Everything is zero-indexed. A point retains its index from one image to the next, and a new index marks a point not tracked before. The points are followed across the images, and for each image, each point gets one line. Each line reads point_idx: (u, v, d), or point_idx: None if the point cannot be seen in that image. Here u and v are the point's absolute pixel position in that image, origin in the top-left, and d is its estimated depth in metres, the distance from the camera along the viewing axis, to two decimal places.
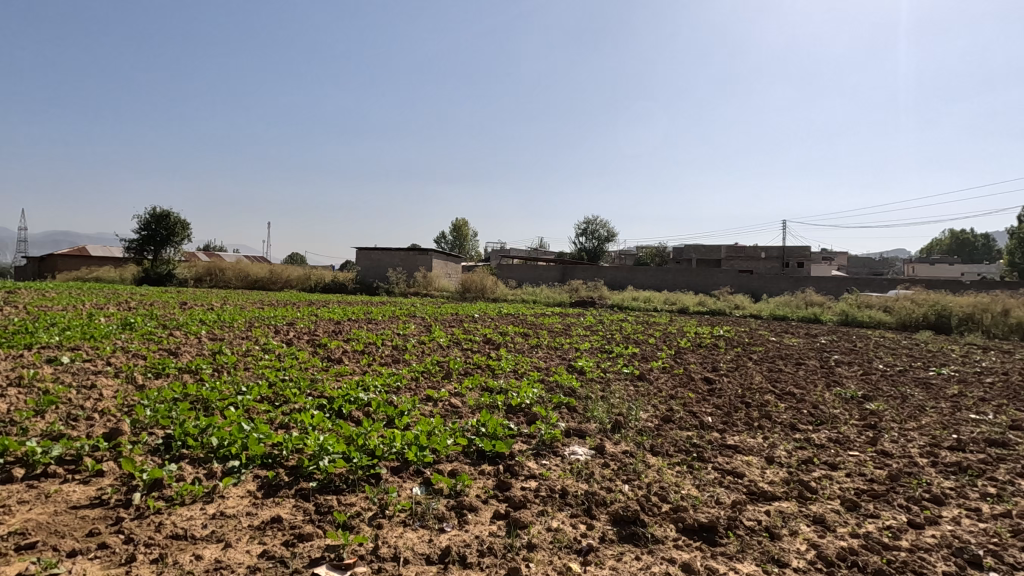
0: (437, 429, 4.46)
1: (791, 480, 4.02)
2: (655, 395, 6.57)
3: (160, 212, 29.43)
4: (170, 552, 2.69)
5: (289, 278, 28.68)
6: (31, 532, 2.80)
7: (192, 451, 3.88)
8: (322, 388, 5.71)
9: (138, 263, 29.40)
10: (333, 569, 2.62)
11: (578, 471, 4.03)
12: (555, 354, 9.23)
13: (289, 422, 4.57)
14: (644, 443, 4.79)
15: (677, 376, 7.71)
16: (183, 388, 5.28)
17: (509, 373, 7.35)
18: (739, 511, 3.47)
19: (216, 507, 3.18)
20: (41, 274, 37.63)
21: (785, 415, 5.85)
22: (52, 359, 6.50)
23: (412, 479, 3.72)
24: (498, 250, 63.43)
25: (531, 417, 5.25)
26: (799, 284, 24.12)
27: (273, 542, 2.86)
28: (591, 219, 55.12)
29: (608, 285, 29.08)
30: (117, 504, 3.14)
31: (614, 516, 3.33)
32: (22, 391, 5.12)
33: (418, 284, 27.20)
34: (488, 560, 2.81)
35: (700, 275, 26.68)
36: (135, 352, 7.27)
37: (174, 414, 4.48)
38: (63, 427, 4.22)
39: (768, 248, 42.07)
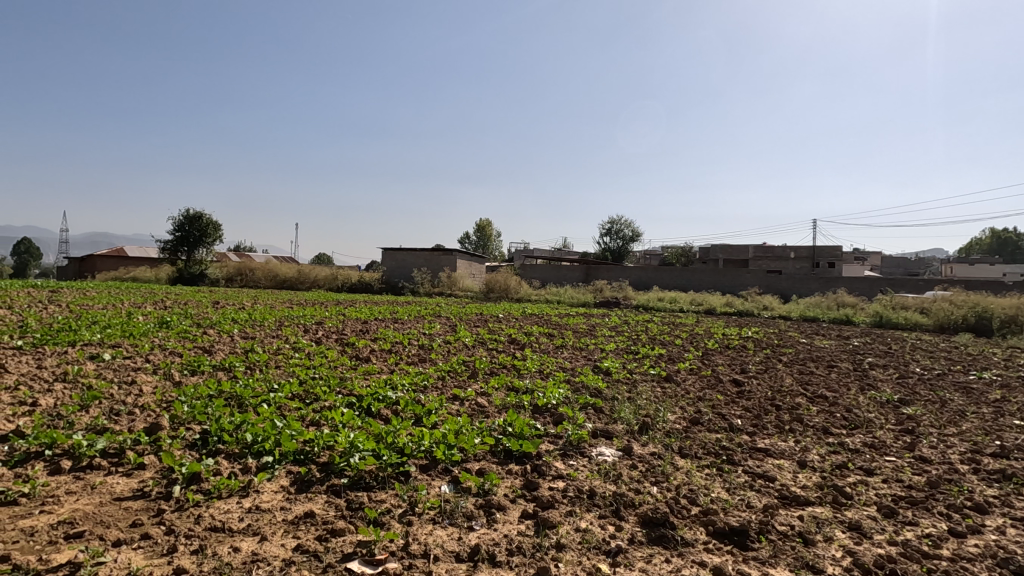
0: (465, 428, 4.49)
1: (825, 485, 3.94)
2: (682, 396, 6.50)
3: (194, 214, 30.05)
4: (209, 544, 2.78)
5: (317, 278, 29.18)
6: (79, 522, 2.91)
7: (228, 446, 3.99)
8: (351, 387, 5.80)
9: (172, 264, 30.21)
10: (365, 565, 2.66)
11: (606, 473, 4.02)
12: (580, 354, 9.20)
13: (320, 419, 4.67)
14: (672, 444, 4.75)
15: (705, 378, 7.62)
16: (218, 385, 5.44)
17: (535, 373, 7.36)
18: (772, 515, 3.41)
19: (252, 501, 3.26)
20: (81, 274, 38.98)
21: (818, 418, 5.72)
22: (94, 356, 6.74)
23: (440, 478, 3.76)
24: (523, 250, 63.34)
25: (558, 417, 5.25)
26: (830, 284, 23.53)
27: (306, 536, 2.92)
28: (617, 219, 54.73)
29: (634, 285, 28.85)
30: (158, 496, 3.25)
31: (643, 518, 3.32)
32: (68, 386, 5.35)
33: (443, 284, 27.42)
34: (517, 559, 2.82)
35: (727, 275, 26.28)
36: (172, 350, 7.51)
37: (210, 410, 4.62)
38: (107, 421, 4.39)
39: (798, 248, 41.14)
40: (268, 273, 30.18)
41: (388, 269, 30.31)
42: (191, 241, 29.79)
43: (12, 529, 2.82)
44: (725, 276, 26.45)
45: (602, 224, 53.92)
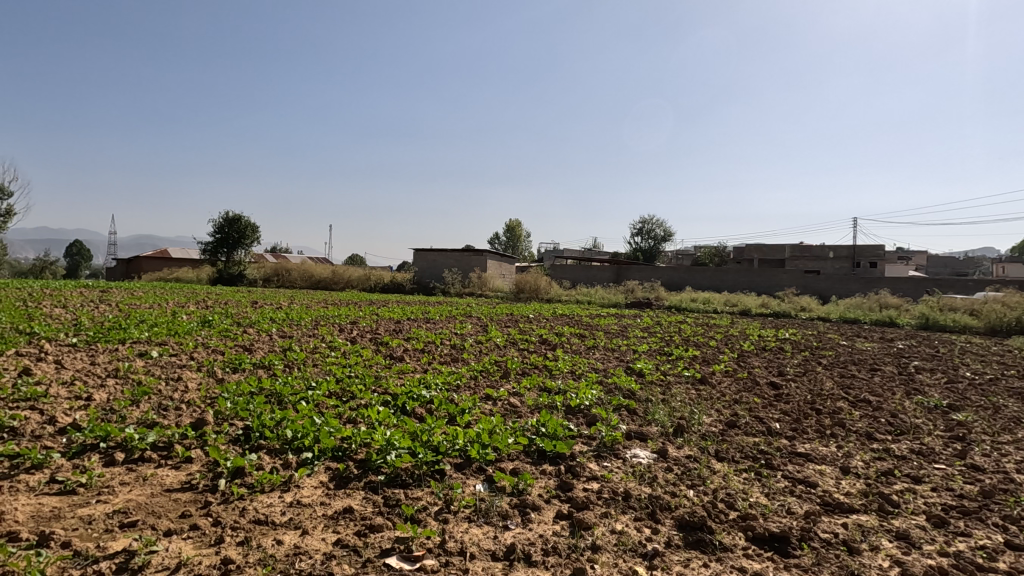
0: (498, 428, 4.52)
1: (870, 492, 3.81)
2: (717, 399, 6.38)
3: (233, 216, 30.92)
4: (253, 536, 2.86)
5: (351, 278, 29.71)
6: (132, 512, 3.05)
7: (269, 442, 4.11)
8: (386, 385, 5.92)
9: (213, 264, 31.24)
10: (403, 561, 2.71)
11: (640, 475, 3.98)
12: (613, 355, 9.14)
13: (356, 416, 4.76)
14: (709, 447, 4.67)
15: (741, 380, 7.46)
16: (258, 382, 5.62)
17: (567, 374, 7.35)
18: (814, 522, 3.33)
19: (293, 496, 3.35)
20: (128, 274, 40.73)
21: (861, 423, 5.54)
22: (142, 353, 7.04)
23: (475, 476, 3.78)
24: (553, 250, 63.31)
25: (591, 418, 5.23)
26: (872, 285, 22.73)
27: (346, 531, 2.98)
28: (648, 218, 54.07)
29: (666, 285, 28.45)
30: (205, 489, 3.38)
31: (680, 522, 3.27)
32: (119, 382, 5.61)
33: (473, 284, 27.58)
34: (552, 559, 2.82)
35: (763, 275, 25.67)
36: (214, 348, 7.78)
37: (252, 406, 4.77)
38: (156, 416, 4.58)
39: (837, 248, 39.86)
40: (305, 274, 30.94)
41: (419, 269, 30.69)
42: (231, 243, 30.70)
43: (72, 517, 2.96)
44: (761, 276, 25.85)
45: (633, 224, 53.46)
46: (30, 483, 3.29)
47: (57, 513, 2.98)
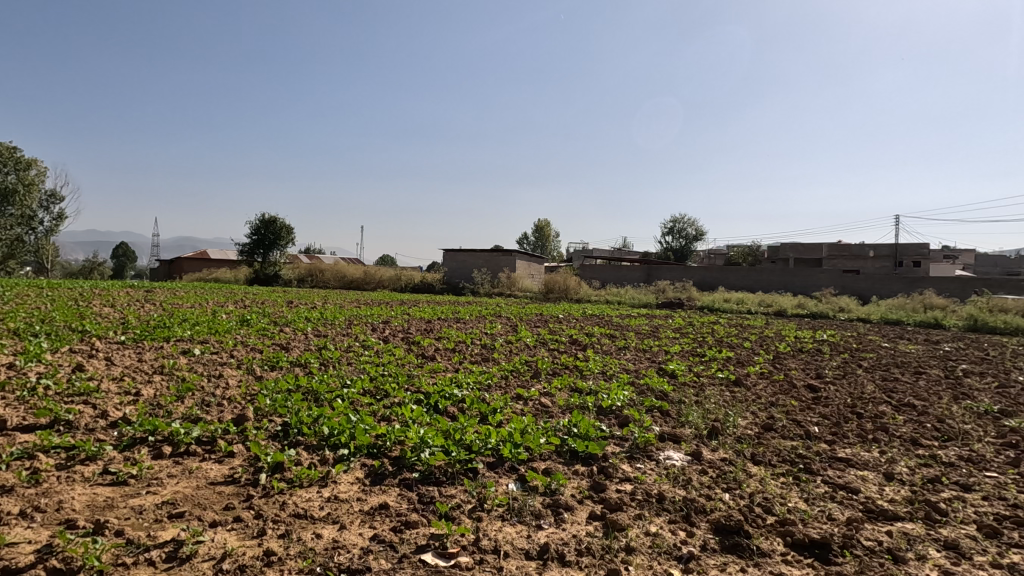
0: (530, 427, 4.54)
1: (916, 499, 3.67)
2: (752, 401, 6.25)
3: (268, 219, 31.58)
4: (294, 529, 2.94)
5: (382, 278, 30.14)
6: (179, 503, 3.17)
7: (307, 438, 4.21)
8: (418, 384, 6.00)
9: (250, 265, 32.14)
10: (438, 557, 2.75)
11: (674, 477, 3.93)
12: (644, 356, 9.04)
13: (390, 415, 4.83)
14: (744, 450, 4.58)
15: (777, 382, 7.28)
16: (296, 380, 5.77)
17: (598, 374, 7.31)
18: (856, 529, 3.23)
19: (331, 491, 3.43)
20: (171, 275, 42.26)
21: (905, 428, 5.34)
22: (186, 351, 7.31)
23: (507, 476, 3.80)
24: (582, 250, 62.95)
25: (623, 419, 5.19)
26: (915, 285, 21.86)
27: (382, 526, 3.04)
28: (679, 217, 53.27)
29: (697, 285, 27.99)
30: (247, 482, 3.49)
31: (716, 525, 3.22)
32: (165, 378, 5.84)
33: (502, 284, 27.65)
34: (586, 560, 2.82)
35: (799, 275, 24.98)
36: (253, 346, 8.02)
37: (290, 404, 4.91)
38: (200, 411, 4.75)
39: (878, 247, 38.49)
40: (338, 274, 31.55)
41: (449, 270, 30.96)
42: (267, 244, 31.46)
43: (124, 506, 3.10)
44: (797, 276, 25.15)
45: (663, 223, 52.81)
46: (86, 474, 3.45)
47: (110, 503, 3.13)
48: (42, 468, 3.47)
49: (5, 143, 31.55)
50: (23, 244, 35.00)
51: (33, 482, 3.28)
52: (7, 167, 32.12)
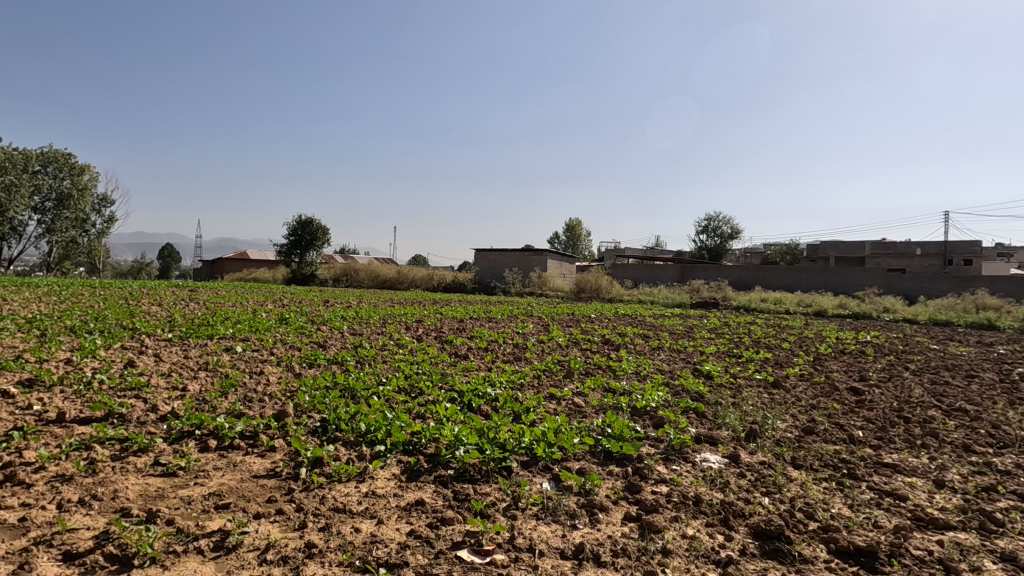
0: (564, 427, 4.53)
1: (970, 508, 3.51)
2: (792, 404, 6.09)
3: (304, 220, 32.31)
4: (333, 523, 3.02)
5: (414, 278, 30.52)
6: (225, 494, 3.29)
7: (345, 434, 4.31)
8: (451, 382, 6.07)
9: (287, 265, 33.04)
10: (474, 554, 2.78)
11: (711, 480, 3.85)
12: (679, 356, 8.91)
13: (425, 412, 4.90)
14: (784, 454, 4.47)
15: (818, 385, 7.06)
16: (333, 376, 5.90)
17: (632, 374, 7.25)
18: (905, 538, 3.11)
19: (368, 487, 3.50)
20: (213, 274, 43.88)
21: (957, 434, 5.11)
22: (229, 348, 7.58)
23: (541, 475, 3.81)
24: (613, 250, 62.36)
25: (658, 420, 5.13)
26: (966, 284, 20.87)
27: (418, 522, 3.08)
28: (713, 215, 52.17)
29: (733, 285, 27.39)
30: (288, 476, 3.59)
31: (755, 530, 3.15)
32: (210, 374, 6.07)
33: (534, 284, 27.64)
34: (622, 561, 2.80)
35: (839, 274, 24.18)
36: (292, 344, 8.24)
37: (327, 400, 5.02)
38: (242, 407, 4.92)
39: (925, 245, 36.88)
40: (372, 274, 32.07)
41: (481, 269, 31.12)
42: (303, 245, 32.22)
43: (174, 497, 3.24)
44: (838, 275, 24.34)
45: (698, 221, 51.94)
46: (138, 465, 3.61)
47: (161, 493, 3.27)
48: (99, 459, 3.65)
49: (60, 149, 33.30)
50: (77, 245, 36.88)
51: (91, 472, 3.46)
52: (63, 172, 33.79)
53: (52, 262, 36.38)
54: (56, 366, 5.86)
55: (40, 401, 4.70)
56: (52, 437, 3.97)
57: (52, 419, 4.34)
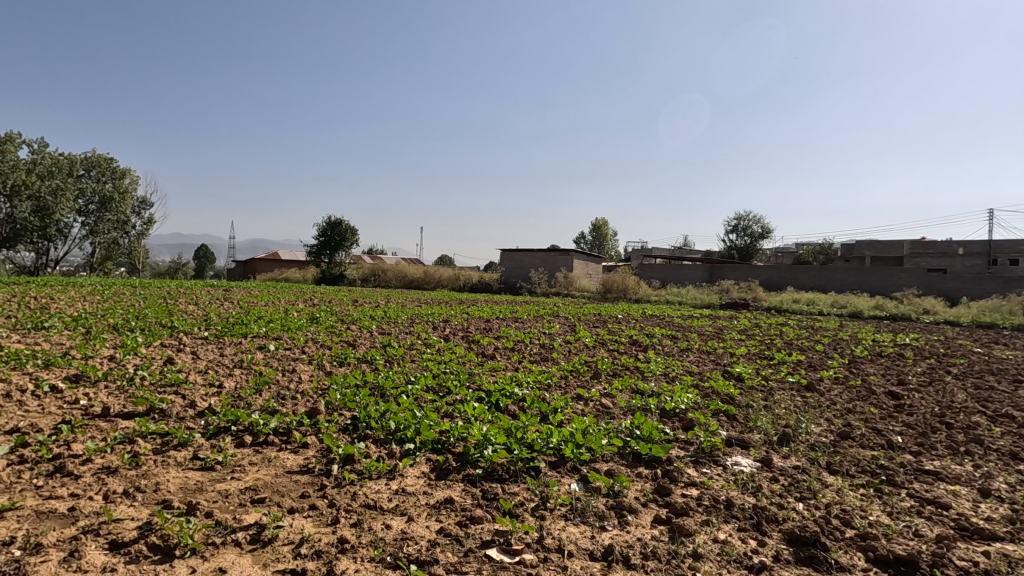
0: (592, 428, 4.51)
1: (1018, 519, 3.36)
2: (827, 407, 5.93)
3: (334, 221, 32.91)
4: (365, 519, 3.07)
5: (441, 278, 30.74)
6: (260, 489, 3.38)
7: (375, 432, 4.38)
8: (479, 381, 6.10)
9: (317, 265, 33.70)
10: (503, 553, 2.79)
11: (743, 484, 3.79)
12: (708, 358, 8.78)
13: (453, 411, 4.94)
14: (819, 458, 4.36)
15: (854, 389, 6.85)
16: (363, 375, 6.00)
17: (661, 375, 7.17)
18: (948, 548, 3.00)
19: (398, 484, 3.54)
20: (246, 275, 45.01)
21: (1003, 442, 4.90)
22: (262, 346, 7.77)
23: (570, 476, 3.80)
24: (640, 250, 61.69)
25: (687, 423, 5.06)
26: (1013, 285, 20.00)
27: (447, 520, 3.11)
28: (743, 215, 51.15)
29: (764, 285, 26.81)
30: (321, 472, 3.67)
31: (789, 536, 3.09)
32: (245, 372, 6.24)
33: (560, 284, 27.57)
34: (652, 564, 2.77)
35: (876, 274, 23.45)
36: (323, 342, 8.39)
37: (358, 398, 5.11)
38: (276, 404, 5.04)
39: (969, 244, 35.46)
40: (399, 274, 32.44)
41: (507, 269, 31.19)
42: (333, 245, 32.85)
43: (212, 490, 3.34)
44: (875, 276, 23.60)
45: (727, 220, 51.05)
46: (178, 458, 3.74)
47: (200, 486, 3.38)
48: (141, 452, 3.78)
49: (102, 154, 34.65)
50: (118, 246, 38.32)
51: (134, 465, 3.59)
52: (106, 176, 35.14)
53: (95, 263, 37.90)
54: (101, 363, 6.11)
55: (86, 396, 4.90)
56: (98, 430, 4.14)
57: (98, 413, 4.52)
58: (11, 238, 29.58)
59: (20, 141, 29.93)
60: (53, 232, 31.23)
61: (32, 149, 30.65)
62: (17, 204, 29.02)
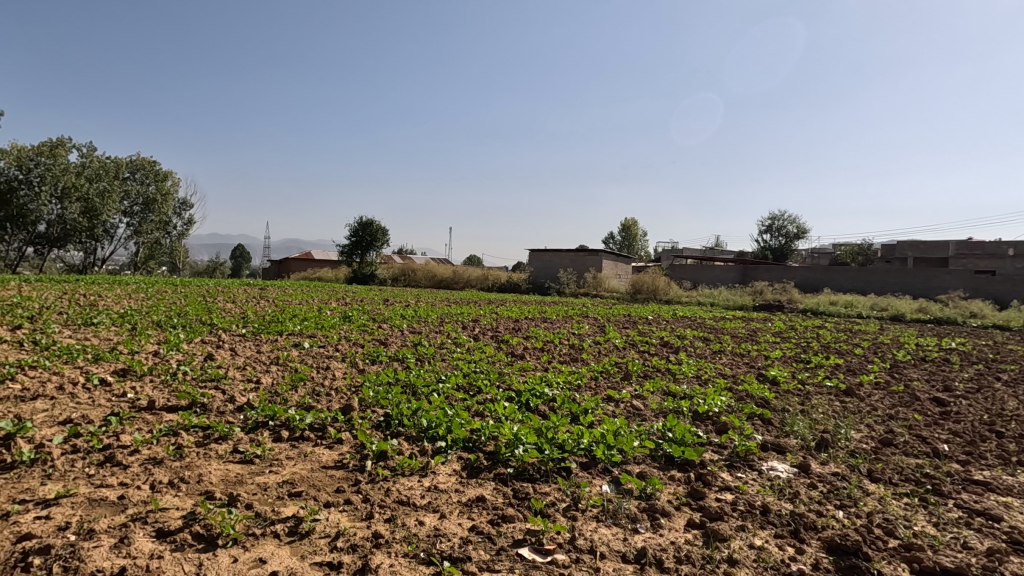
0: (623, 429, 4.47)
1: None
2: (866, 413, 5.74)
3: (365, 221, 33.45)
4: (398, 515, 3.11)
5: (470, 278, 30.91)
6: (297, 483, 3.46)
7: (407, 429, 4.43)
8: (509, 381, 6.12)
9: (349, 265, 34.32)
10: (535, 552, 2.80)
11: (780, 490, 3.70)
12: (742, 360, 8.60)
13: (483, 410, 4.97)
14: (860, 465, 4.23)
15: (897, 394, 6.62)
16: (395, 373, 6.09)
17: (693, 378, 7.06)
18: (999, 561, 2.87)
19: (430, 481, 3.59)
20: (280, 274, 46.10)
21: None
22: (297, 344, 7.96)
23: (601, 477, 3.77)
24: (670, 250, 60.83)
25: (721, 426, 4.98)
26: None
27: (479, 519, 3.13)
28: (778, 215, 49.94)
29: (799, 287, 26.12)
30: (355, 468, 3.73)
31: (830, 544, 3.00)
32: (281, 368, 6.40)
33: (589, 284, 27.43)
34: (686, 568, 2.73)
35: (919, 276, 22.60)
36: (356, 341, 8.54)
37: (391, 396, 5.19)
38: (311, 400, 5.16)
39: (1019, 245, 33.83)
40: (429, 274, 32.76)
41: (536, 269, 31.18)
42: (364, 245, 33.44)
43: (252, 482, 3.44)
44: (917, 277, 22.75)
45: (761, 220, 49.98)
46: (219, 451, 3.87)
47: (240, 479, 3.48)
48: (185, 444, 3.92)
49: (146, 157, 35.94)
50: (160, 246, 39.75)
51: (178, 456, 3.73)
52: (149, 179, 36.43)
53: (139, 262, 39.39)
54: (146, 358, 6.36)
55: (132, 390, 5.11)
56: (144, 423, 4.31)
57: (144, 406, 4.70)
58: (62, 238, 31.04)
59: (70, 145, 31.29)
60: (100, 232, 32.55)
61: (82, 153, 31.98)
62: (67, 205, 30.36)
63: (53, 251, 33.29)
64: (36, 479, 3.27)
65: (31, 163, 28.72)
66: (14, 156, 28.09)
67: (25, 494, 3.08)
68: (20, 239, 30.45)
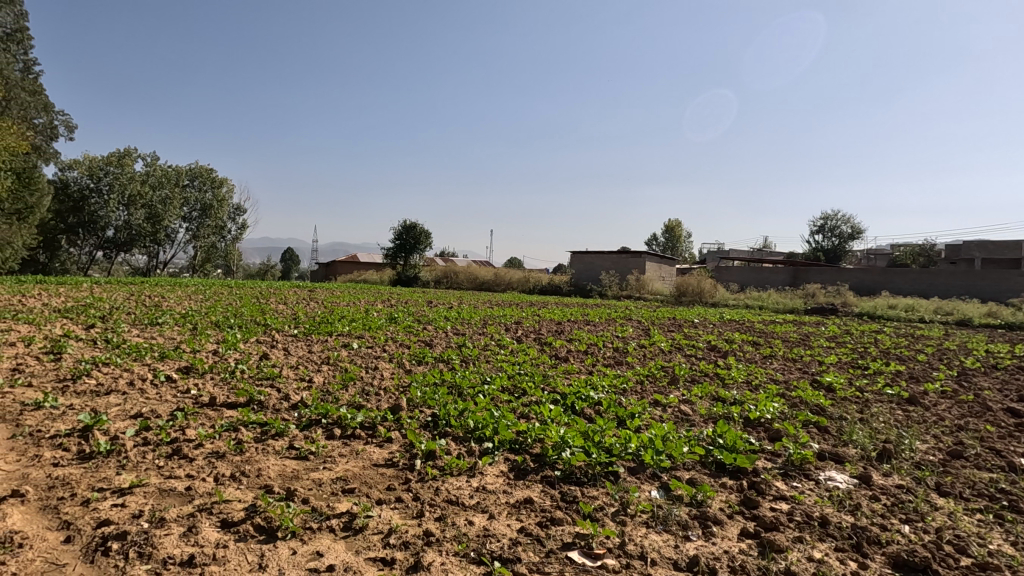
0: (671, 435, 4.39)
1: None
2: (932, 423, 5.43)
3: (409, 224, 34.12)
4: (448, 514, 3.15)
5: (511, 280, 31.08)
6: (350, 480, 3.56)
7: (455, 429, 4.49)
8: (554, 383, 6.11)
9: (393, 267, 35.07)
10: (585, 556, 2.78)
11: (839, 501, 3.55)
12: (794, 366, 8.30)
13: (529, 412, 4.98)
14: (927, 478, 4.00)
15: (966, 404, 6.22)
16: (442, 374, 6.18)
17: (742, 383, 6.86)
18: None
19: (478, 482, 3.62)
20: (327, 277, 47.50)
21: None
22: (346, 344, 8.20)
23: (650, 482, 3.71)
24: (715, 251, 59.30)
25: (774, 433, 4.82)
26: None
27: (529, 520, 3.14)
28: (830, 215, 47.92)
29: (854, 289, 24.99)
30: (405, 467, 3.81)
31: (895, 560, 2.87)
32: (332, 368, 6.61)
33: (631, 286, 27.09)
34: None
35: (987, 278, 21.27)
36: (402, 342, 8.72)
37: (438, 396, 5.26)
38: (361, 399, 5.30)
39: None
40: (470, 276, 33.09)
41: (578, 272, 31.02)
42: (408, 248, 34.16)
43: (307, 478, 3.56)
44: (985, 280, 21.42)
45: (813, 220, 48.09)
46: (276, 447, 4.02)
47: (297, 474, 3.61)
48: (245, 440, 4.10)
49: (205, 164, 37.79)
50: (216, 250, 41.77)
51: (239, 451, 3.90)
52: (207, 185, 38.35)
53: (198, 264, 41.55)
54: (207, 356, 6.70)
55: (195, 386, 5.38)
56: (207, 418, 4.52)
57: (207, 402, 4.95)
58: (127, 242, 33.13)
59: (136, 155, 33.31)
60: (162, 236, 34.56)
61: (146, 162, 34.04)
62: (133, 212, 32.37)
63: (121, 254, 35.60)
64: (112, 469, 3.48)
65: (101, 172, 30.89)
66: (85, 166, 30.41)
67: (103, 483, 3.29)
68: (91, 243, 32.70)
